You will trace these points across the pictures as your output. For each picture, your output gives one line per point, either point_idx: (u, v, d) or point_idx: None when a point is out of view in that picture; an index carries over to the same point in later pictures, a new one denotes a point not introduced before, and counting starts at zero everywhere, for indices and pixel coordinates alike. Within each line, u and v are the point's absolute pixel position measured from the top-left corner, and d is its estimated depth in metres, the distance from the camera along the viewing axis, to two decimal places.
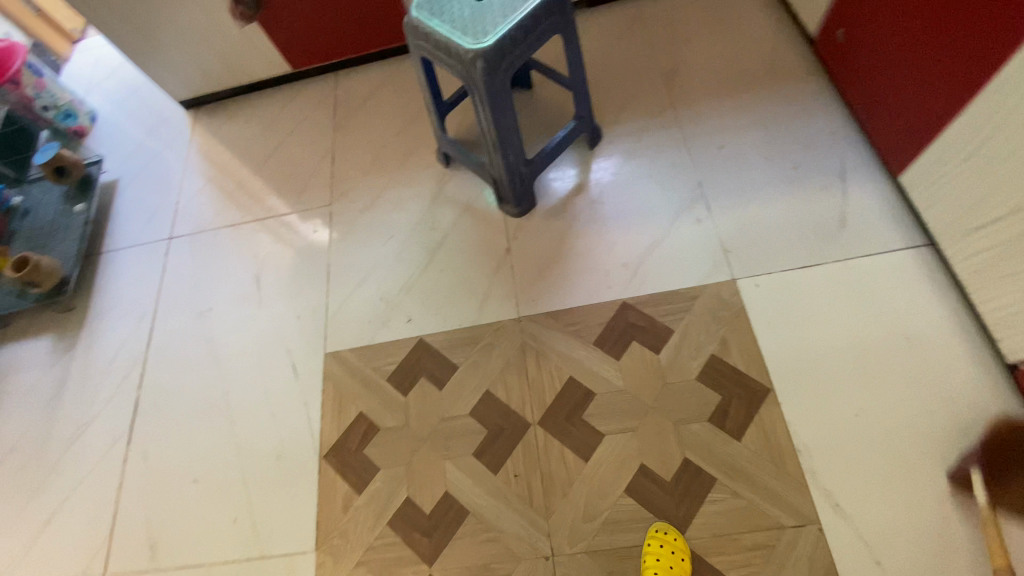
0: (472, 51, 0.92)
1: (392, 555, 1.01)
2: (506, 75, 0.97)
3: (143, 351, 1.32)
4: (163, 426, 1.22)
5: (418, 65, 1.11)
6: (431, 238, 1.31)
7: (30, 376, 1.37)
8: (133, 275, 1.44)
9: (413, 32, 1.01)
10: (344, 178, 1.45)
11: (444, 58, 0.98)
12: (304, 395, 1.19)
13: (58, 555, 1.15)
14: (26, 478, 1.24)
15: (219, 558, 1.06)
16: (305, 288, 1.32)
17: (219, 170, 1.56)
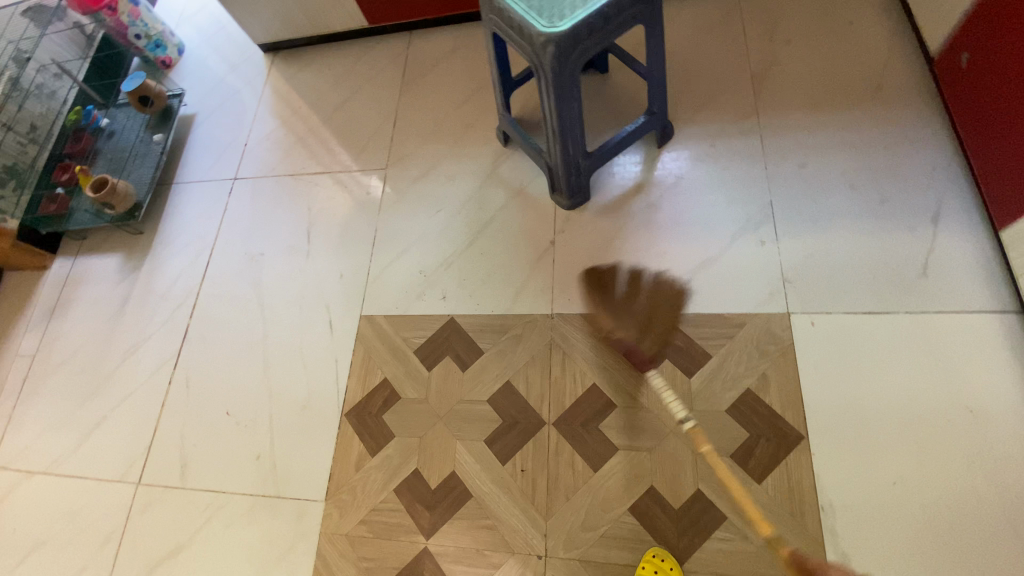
0: (545, 34, 0.86)
1: (393, 521, 1.04)
2: (577, 64, 0.92)
3: (198, 283, 1.40)
4: (206, 357, 1.30)
5: (490, 40, 1.07)
6: (478, 217, 1.29)
7: (99, 288, 1.49)
8: (198, 210, 1.51)
9: (489, 6, 0.96)
10: (403, 142, 1.44)
11: (515, 37, 0.93)
12: (336, 352, 1.23)
13: (105, 456, 1.27)
14: (88, 381, 1.37)
15: (239, 489, 1.14)
16: (350, 248, 1.35)
17: (287, 118, 1.59)
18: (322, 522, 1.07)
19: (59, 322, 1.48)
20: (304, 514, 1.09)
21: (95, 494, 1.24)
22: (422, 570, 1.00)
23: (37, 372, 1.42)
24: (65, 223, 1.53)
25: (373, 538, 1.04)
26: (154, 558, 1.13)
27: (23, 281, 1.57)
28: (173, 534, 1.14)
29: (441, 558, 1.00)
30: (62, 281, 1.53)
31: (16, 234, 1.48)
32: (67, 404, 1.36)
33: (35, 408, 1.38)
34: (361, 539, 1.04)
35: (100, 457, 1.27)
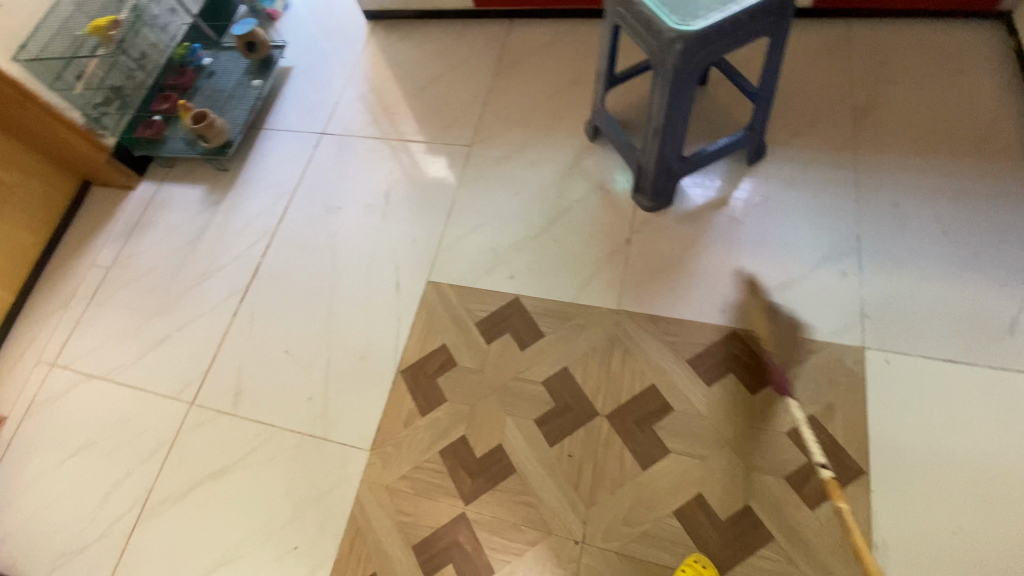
0: (676, 31, 0.88)
1: (434, 481, 1.06)
2: (699, 66, 0.93)
3: (274, 226, 1.45)
4: (274, 296, 1.34)
5: (607, 32, 1.09)
6: (556, 204, 1.29)
7: (179, 215, 1.54)
8: (283, 156, 1.56)
9: None
10: (490, 122, 1.46)
11: (641, 31, 0.95)
12: (398, 312, 1.26)
13: (163, 373, 1.31)
14: (156, 299, 1.42)
15: (287, 425, 1.17)
16: (427, 215, 1.38)
17: (379, 83, 1.63)
18: (363, 470, 1.09)
19: (137, 240, 1.54)
20: (348, 460, 1.11)
21: (149, 407, 1.28)
22: (456, 534, 1.01)
23: (109, 284, 1.49)
24: (157, 148, 1.60)
25: (411, 495, 1.06)
26: (197, 476, 1.17)
27: (109, 198, 1.64)
28: (218, 457, 1.17)
29: (477, 525, 1.01)
30: (145, 203, 1.60)
31: (112, 152, 1.56)
32: (133, 317, 1.41)
33: (104, 317, 1.44)
34: (400, 493, 1.06)
35: (158, 373, 1.31)
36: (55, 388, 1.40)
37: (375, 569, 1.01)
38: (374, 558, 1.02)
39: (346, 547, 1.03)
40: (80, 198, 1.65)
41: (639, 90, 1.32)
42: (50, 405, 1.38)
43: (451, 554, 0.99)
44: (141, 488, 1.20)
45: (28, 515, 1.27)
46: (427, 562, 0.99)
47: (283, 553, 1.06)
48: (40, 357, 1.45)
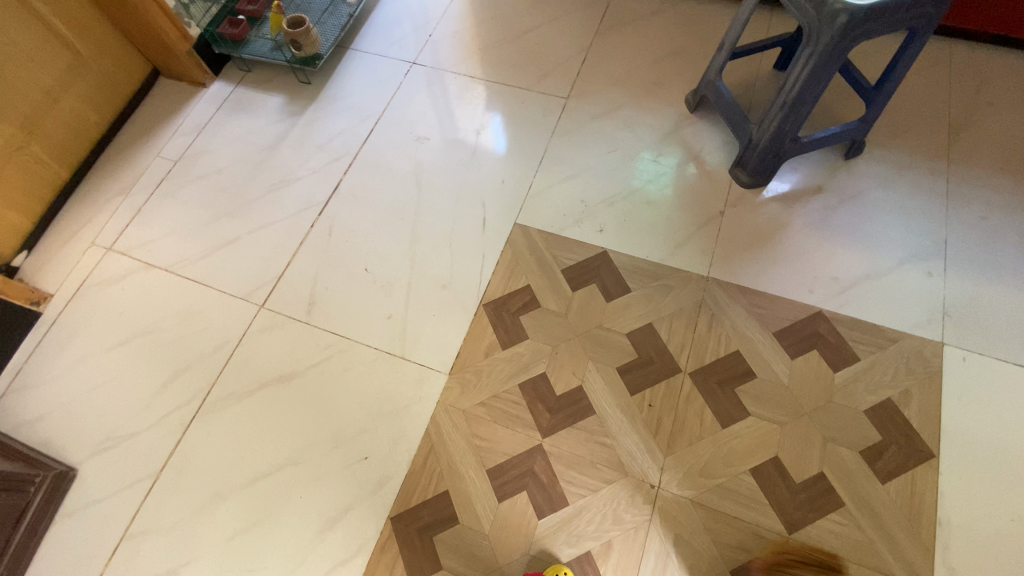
0: (845, 3, 0.88)
1: (511, 412, 1.07)
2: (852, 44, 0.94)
3: (358, 146, 1.42)
4: (356, 214, 1.32)
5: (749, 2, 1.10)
6: (652, 169, 1.31)
7: (256, 120, 1.49)
8: (370, 79, 1.53)
9: None
10: (588, 79, 1.46)
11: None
12: (484, 247, 1.26)
13: (231, 273, 1.28)
14: (227, 199, 1.37)
15: (365, 340, 1.17)
16: (518, 159, 1.37)
17: (475, 22, 1.61)
18: (440, 393, 1.10)
19: (209, 138, 1.47)
20: (425, 382, 1.11)
21: (215, 304, 1.24)
22: (532, 464, 1.03)
23: (177, 176, 1.42)
24: (239, 49, 1.53)
25: (489, 422, 1.07)
26: (266, 378, 1.15)
27: (178, 90, 1.57)
28: (289, 361, 1.16)
29: (554, 458, 1.03)
30: (219, 102, 1.53)
31: (194, 44, 1.50)
32: (200, 213, 1.36)
33: (168, 208, 1.37)
34: (477, 420, 1.07)
35: (227, 272, 1.28)
36: (110, 273, 1.30)
37: (449, 487, 1.02)
38: (447, 477, 1.03)
39: (419, 462, 1.05)
40: (146, 86, 1.56)
41: (746, 70, 1.35)
42: (103, 289, 1.28)
43: (525, 482, 1.01)
44: (204, 381, 1.16)
45: (67, 397, 1.17)
46: (502, 487, 1.01)
47: (354, 464, 1.06)
48: (93, 240, 1.35)
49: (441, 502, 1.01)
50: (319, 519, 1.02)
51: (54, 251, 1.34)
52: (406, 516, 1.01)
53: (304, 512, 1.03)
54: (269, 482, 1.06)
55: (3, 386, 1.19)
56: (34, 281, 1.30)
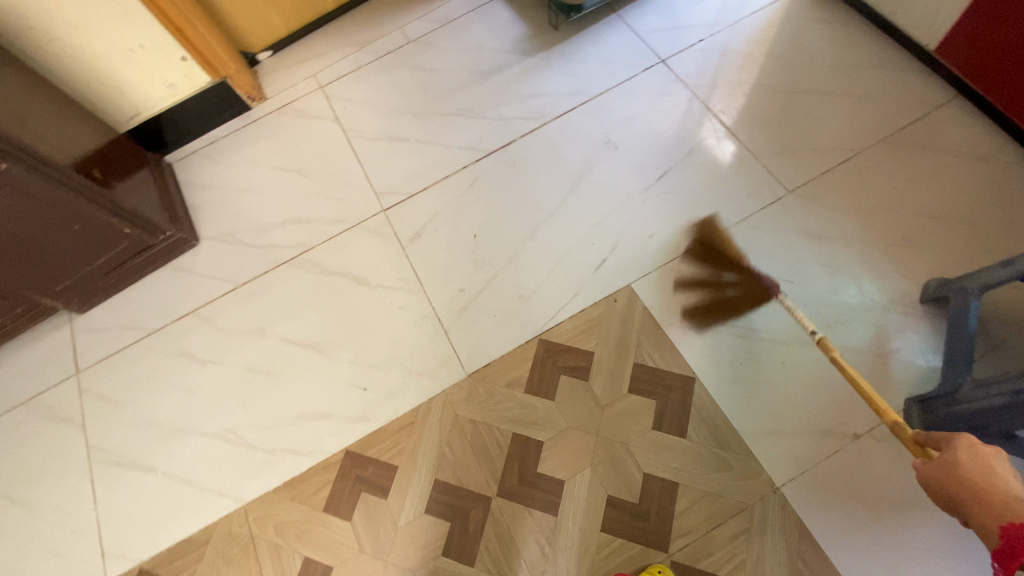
0: None
1: (489, 451, 1.03)
2: None
3: (551, 117, 1.35)
4: (503, 181, 1.29)
5: None
6: (815, 332, 1.05)
7: (491, 39, 1.48)
8: (610, 56, 1.40)
9: None
10: (828, 185, 1.17)
11: None
12: (583, 288, 1.15)
13: (382, 165, 1.36)
14: (421, 99, 1.43)
15: (431, 295, 1.20)
16: (684, 224, 1.18)
17: (757, 53, 1.35)
18: (450, 387, 1.10)
19: (445, 35, 1.50)
20: (447, 367, 1.12)
21: (354, 183, 1.35)
22: (471, 508, 1.00)
23: (401, 55, 1.50)
24: None
25: (467, 443, 1.04)
26: (345, 270, 1.25)
27: None
28: (370, 268, 1.25)
29: (492, 520, 0.99)
30: (474, 4, 1.54)
31: None
32: (395, 98, 1.44)
33: (378, 78, 1.47)
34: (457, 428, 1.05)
35: (379, 162, 1.36)
36: (309, 107, 1.47)
37: (399, 465, 1.05)
38: (405, 458, 1.05)
39: (394, 427, 1.08)
40: None
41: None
42: (297, 118, 1.46)
43: (454, 517, 1.00)
44: (307, 240, 1.30)
45: (228, 186, 1.40)
46: (436, 503, 1.01)
47: (352, 387, 1.13)
48: (315, 73, 1.51)
49: (385, 472, 1.05)
50: (302, 406, 1.13)
51: (288, 65, 1.55)
52: (355, 460, 1.07)
53: (296, 392, 1.15)
54: (293, 350, 1.19)
55: (198, 146, 1.47)
56: (261, 80, 1.53)
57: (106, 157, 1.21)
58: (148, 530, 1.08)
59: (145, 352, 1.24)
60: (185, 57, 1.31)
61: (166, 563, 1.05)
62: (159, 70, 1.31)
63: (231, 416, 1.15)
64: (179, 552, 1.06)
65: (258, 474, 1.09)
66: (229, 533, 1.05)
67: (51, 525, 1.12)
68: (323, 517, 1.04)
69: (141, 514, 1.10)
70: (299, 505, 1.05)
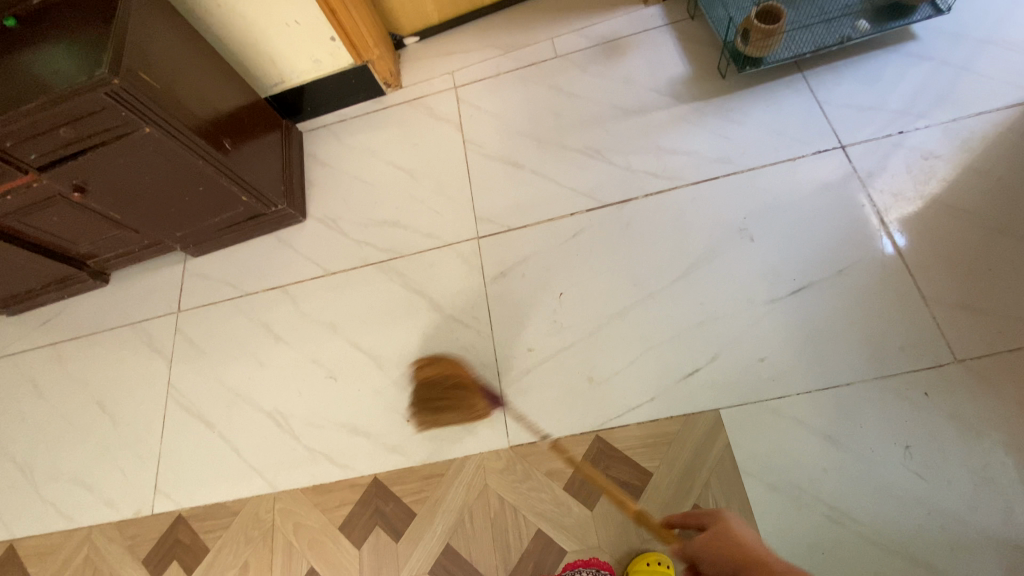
0: None
1: (508, 536, 0.97)
2: None
3: (684, 181, 1.18)
4: (609, 241, 1.17)
5: None
6: (934, 552, 0.83)
7: (644, 73, 1.32)
8: (777, 124, 1.18)
9: None
10: (1016, 368, 0.91)
11: None
12: (660, 393, 1.02)
13: (490, 188, 1.29)
14: (550, 125, 1.32)
15: (498, 345, 1.14)
16: (806, 358, 0.98)
17: (971, 166, 1.07)
18: (490, 451, 1.05)
19: (596, 58, 1.37)
20: (493, 428, 1.06)
21: (457, 199, 1.30)
22: None
23: (543, 70, 1.39)
24: None
25: (489, 518, 0.99)
26: (423, 290, 1.22)
27: None
28: (446, 295, 1.20)
29: None
30: (638, 29, 1.38)
31: None
32: (524, 117, 1.34)
33: (513, 91, 1.38)
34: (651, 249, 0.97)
35: (488, 184, 1.29)
36: (438, 106, 1.43)
37: (418, 513, 1.03)
38: (426, 507, 1.03)
39: (424, 472, 1.06)
40: None
41: None
42: (423, 114, 1.43)
43: None
44: (397, 246, 1.28)
45: (343, 169, 1.42)
46: (442, 568, 0.98)
47: (397, 414, 1.12)
48: (453, 70, 1.46)
49: (404, 514, 1.03)
50: (348, 416, 1.14)
51: (430, 55, 1.51)
52: (380, 490, 1.06)
53: (345, 400, 1.16)
54: (354, 356, 1.20)
55: (328, 120, 1.50)
56: (402, 66, 1.51)
57: (241, 123, 1.26)
58: (193, 480, 1.17)
59: (233, 312, 1.32)
60: (333, 37, 1.32)
61: (198, 519, 1.13)
62: (308, 45, 1.34)
63: (284, 401, 1.19)
64: (211, 512, 1.13)
65: (293, 468, 1.12)
66: (255, 514, 1.10)
67: (124, 443, 1.25)
68: (337, 534, 1.05)
69: (190, 463, 1.19)
70: (320, 513, 1.07)
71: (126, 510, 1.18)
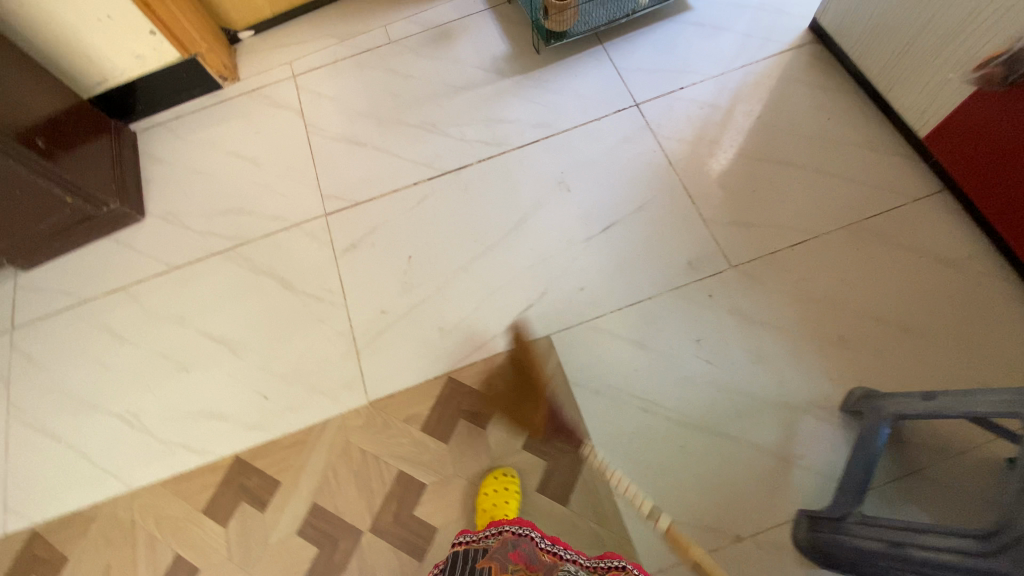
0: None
1: (372, 483, 1.02)
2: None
3: (511, 146, 1.30)
4: (449, 205, 1.26)
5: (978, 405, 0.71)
6: (724, 422, 1.00)
7: (471, 53, 1.43)
8: (584, 89, 1.34)
9: None
10: (776, 267, 1.11)
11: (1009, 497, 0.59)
12: (500, 332, 1.12)
13: (336, 167, 1.33)
14: (388, 105, 1.39)
15: (351, 312, 1.18)
16: (619, 283, 1.13)
17: (735, 111, 1.28)
18: (350, 410, 1.09)
19: (427, 41, 1.46)
20: (352, 389, 1.11)
21: (304, 181, 1.33)
22: (342, 537, 0.99)
23: (378, 55, 1.46)
24: None
25: (352, 470, 1.04)
26: (275, 271, 1.24)
27: None
28: (299, 272, 1.23)
29: (360, 553, 0.98)
30: (463, 13, 1.49)
31: None
32: (363, 100, 1.40)
33: (351, 76, 1.44)
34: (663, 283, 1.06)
35: (333, 164, 1.34)
36: (278, 96, 1.45)
37: (283, 480, 1.05)
38: (291, 473, 1.05)
39: (287, 441, 1.08)
40: None
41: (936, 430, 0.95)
42: (264, 105, 1.44)
43: (325, 544, 0.99)
44: (246, 233, 1.29)
45: (185, 164, 1.40)
46: (310, 527, 1.01)
47: (255, 392, 1.13)
48: (291, 60, 1.49)
49: (269, 484, 1.05)
50: (205, 403, 1.13)
51: (267, 48, 1.52)
52: (243, 468, 1.07)
53: (201, 387, 1.15)
54: (208, 344, 1.19)
55: (165, 118, 1.47)
56: (238, 59, 1.52)
57: (58, 123, 1.21)
58: (38, 498, 1.10)
59: (72, 320, 1.25)
60: (153, 31, 1.31)
61: (48, 536, 1.07)
62: (127, 41, 1.31)
63: (136, 400, 1.15)
64: (62, 526, 1.07)
65: (149, 463, 1.10)
66: (112, 517, 1.06)
67: None
68: (201, 518, 1.04)
69: (34, 482, 1.11)
70: (182, 501, 1.06)
71: None
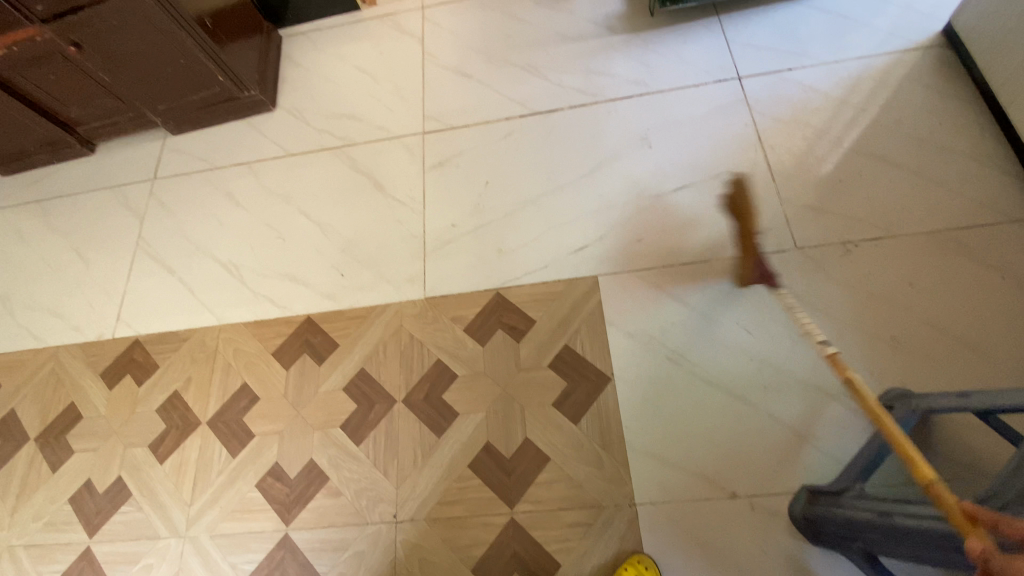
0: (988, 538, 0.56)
1: (412, 364, 1.15)
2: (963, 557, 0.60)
3: (605, 98, 1.36)
4: (534, 142, 1.35)
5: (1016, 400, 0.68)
6: (748, 389, 1.03)
7: (587, 8, 1.49)
8: (689, 56, 1.36)
9: None
10: (841, 257, 1.10)
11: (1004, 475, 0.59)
12: (554, 262, 1.20)
13: (440, 93, 1.46)
14: (499, 45, 1.49)
15: (427, 219, 1.31)
16: (677, 240, 1.17)
17: (840, 101, 1.25)
18: (407, 300, 1.22)
19: None
20: (413, 283, 1.24)
21: (410, 100, 1.47)
22: (377, 401, 1.14)
23: None
24: None
25: (398, 350, 1.17)
26: (369, 172, 1.39)
27: None
28: (390, 177, 1.38)
29: (389, 417, 1.12)
30: None
31: None
32: (478, 37, 1.51)
33: (472, 13, 1.55)
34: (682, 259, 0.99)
35: (439, 89, 1.46)
36: (404, 23, 1.59)
37: (340, 344, 1.20)
38: (347, 340, 1.21)
39: (350, 314, 1.23)
40: None
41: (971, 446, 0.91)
42: (391, 29, 1.59)
43: (362, 403, 1.14)
44: (353, 136, 1.45)
45: (315, 70, 1.58)
46: (353, 386, 1.16)
47: (333, 268, 1.29)
48: None
49: (328, 345, 1.21)
50: (292, 268, 1.31)
51: None
52: (310, 327, 1.24)
53: (291, 255, 1.33)
54: (303, 222, 1.37)
55: (307, 29, 1.66)
56: None
57: (225, 14, 1.42)
58: (152, 313, 1.34)
59: (203, 181, 1.49)
60: None
61: (153, 343, 1.30)
62: None
63: (239, 254, 1.36)
64: (164, 339, 1.30)
65: (239, 306, 1.30)
66: (202, 341, 1.27)
67: (93, 283, 1.41)
68: (269, 358, 1.23)
69: (151, 300, 1.35)
70: (257, 342, 1.25)
71: (88, 335, 1.34)
